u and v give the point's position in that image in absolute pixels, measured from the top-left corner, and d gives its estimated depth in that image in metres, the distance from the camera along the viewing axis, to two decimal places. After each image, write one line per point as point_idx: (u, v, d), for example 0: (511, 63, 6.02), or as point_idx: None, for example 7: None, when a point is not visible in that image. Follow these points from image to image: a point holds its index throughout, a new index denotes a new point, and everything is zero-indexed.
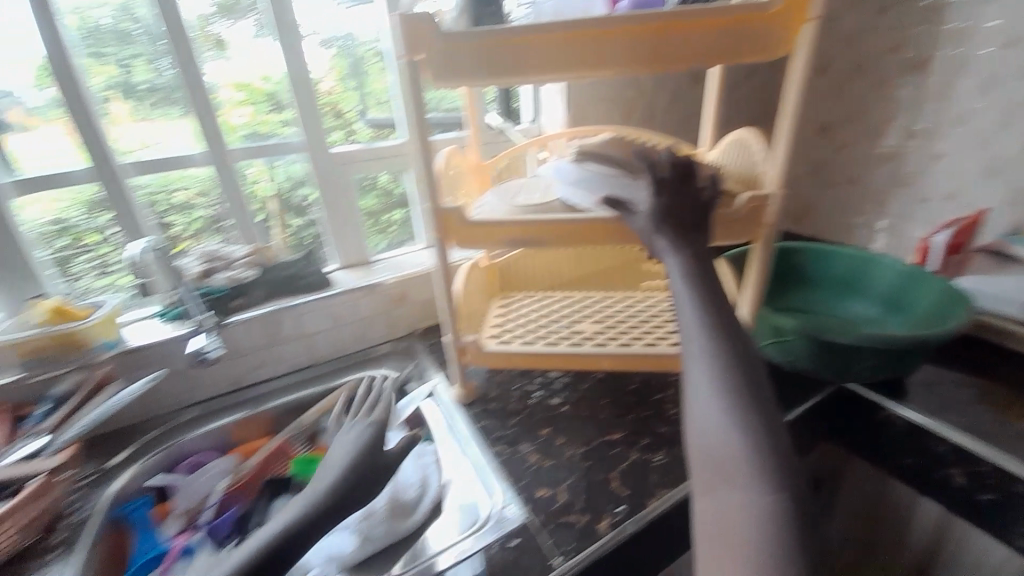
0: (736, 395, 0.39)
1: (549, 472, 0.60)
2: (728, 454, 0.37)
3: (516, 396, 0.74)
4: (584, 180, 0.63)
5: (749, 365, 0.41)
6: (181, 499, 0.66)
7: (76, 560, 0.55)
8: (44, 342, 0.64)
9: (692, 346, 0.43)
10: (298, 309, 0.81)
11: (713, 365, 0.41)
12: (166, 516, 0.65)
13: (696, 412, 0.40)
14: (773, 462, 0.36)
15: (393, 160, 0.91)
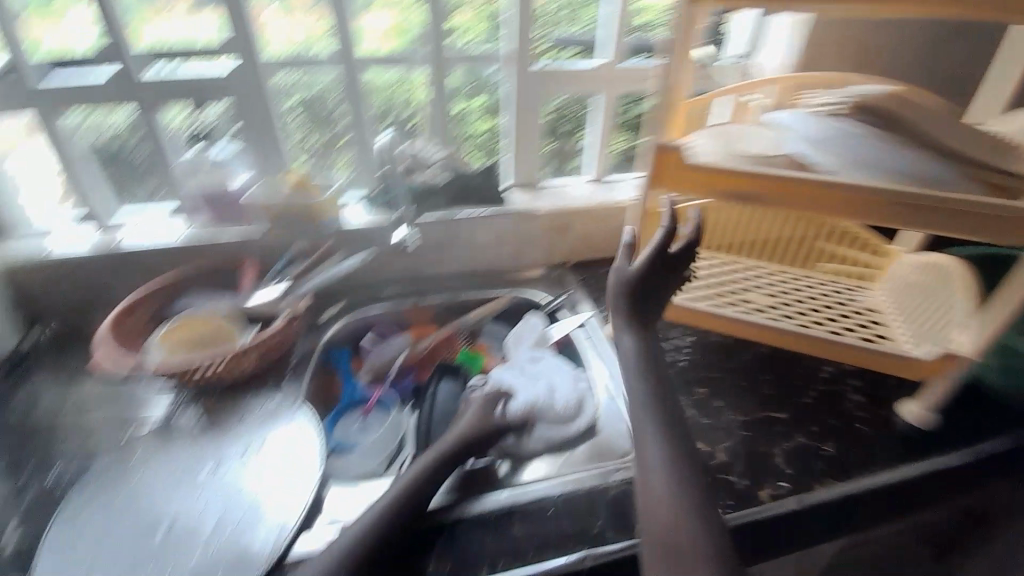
0: (681, 479, 0.47)
1: (708, 429, 0.62)
2: (674, 509, 0.45)
3: (671, 349, 0.75)
4: (826, 135, 0.59)
5: (685, 451, 0.50)
6: (371, 358, 0.79)
7: (303, 388, 0.70)
8: (291, 207, 0.77)
9: (641, 436, 0.51)
10: (477, 219, 0.88)
11: (663, 447, 0.49)
12: (360, 369, 0.79)
13: (645, 468, 0.49)
14: (717, 544, 0.43)
15: (584, 84, 0.91)
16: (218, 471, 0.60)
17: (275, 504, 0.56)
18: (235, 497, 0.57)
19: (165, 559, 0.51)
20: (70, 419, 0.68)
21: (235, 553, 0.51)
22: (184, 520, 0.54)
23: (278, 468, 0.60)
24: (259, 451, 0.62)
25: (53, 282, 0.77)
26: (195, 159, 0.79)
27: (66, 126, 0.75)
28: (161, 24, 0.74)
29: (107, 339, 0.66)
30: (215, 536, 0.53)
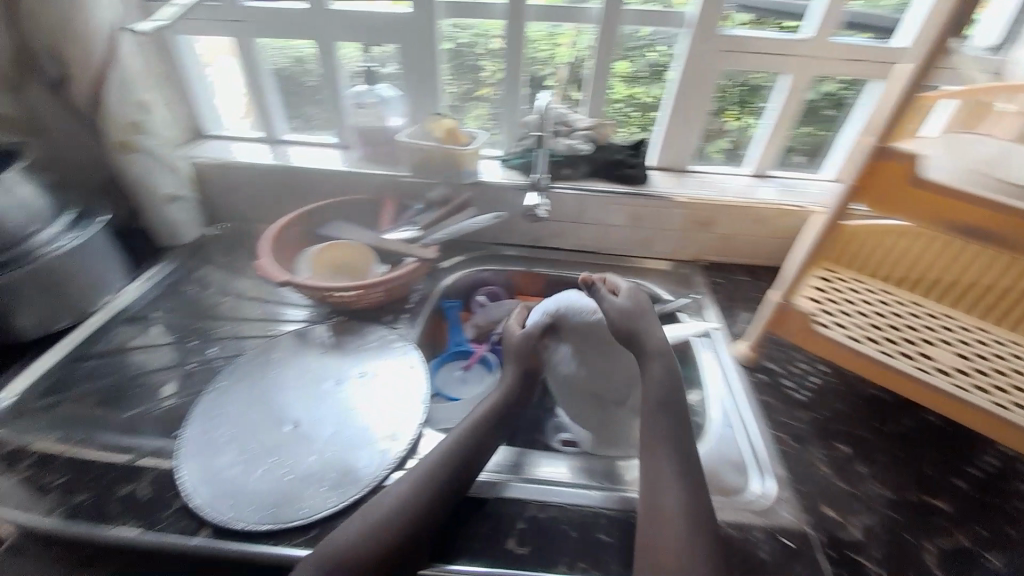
0: (693, 511, 0.45)
1: (842, 496, 0.53)
2: (677, 526, 0.44)
3: (810, 391, 0.65)
4: None
5: (695, 484, 0.48)
6: (480, 315, 0.81)
7: (417, 329, 0.74)
8: (435, 154, 0.80)
9: (658, 461, 0.50)
10: (610, 196, 0.82)
11: (677, 477, 0.48)
12: (468, 322, 0.82)
13: (651, 481, 0.48)
14: None
15: (772, 60, 0.78)
16: (338, 387, 0.66)
17: (381, 430, 0.60)
18: (348, 414, 0.62)
19: (289, 452, 0.57)
20: (229, 308, 0.79)
21: (344, 466, 0.56)
22: (305, 423, 0.61)
23: (385, 399, 0.64)
24: (372, 378, 0.67)
25: (229, 184, 0.88)
26: (362, 92, 0.82)
27: (258, 49, 0.85)
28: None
29: (268, 244, 0.73)
30: (329, 445, 0.58)
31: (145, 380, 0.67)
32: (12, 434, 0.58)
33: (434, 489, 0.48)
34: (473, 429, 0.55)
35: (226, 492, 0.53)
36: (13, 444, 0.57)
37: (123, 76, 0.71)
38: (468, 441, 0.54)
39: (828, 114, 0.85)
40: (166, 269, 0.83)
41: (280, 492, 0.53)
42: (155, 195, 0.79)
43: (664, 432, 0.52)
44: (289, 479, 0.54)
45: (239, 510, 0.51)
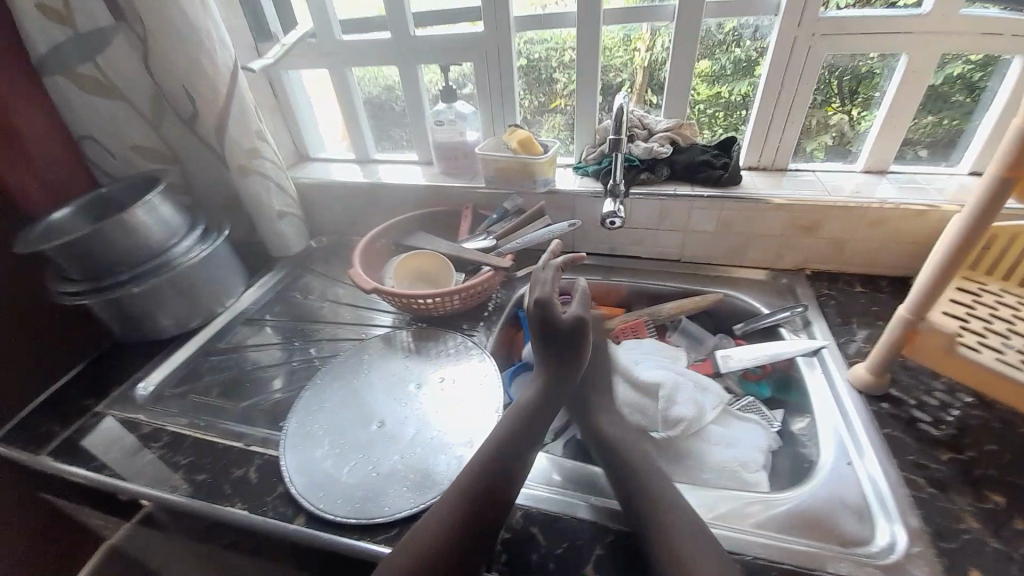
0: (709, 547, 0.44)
1: (1002, 562, 0.43)
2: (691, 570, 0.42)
3: (952, 427, 0.54)
4: None
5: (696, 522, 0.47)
6: None
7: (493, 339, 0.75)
8: (510, 165, 0.80)
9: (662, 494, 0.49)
10: (694, 200, 0.76)
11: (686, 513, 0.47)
12: None
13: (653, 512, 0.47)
14: None
15: (889, 39, 0.68)
16: (417, 391, 0.68)
17: (458, 435, 0.61)
18: (427, 417, 0.64)
19: (373, 450, 0.60)
20: (327, 312, 0.86)
21: (423, 468, 0.57)
22: (387, 423, 0.64)
23: (462, 403, 0.65)
24: (449, 384, 0.68)
25: (327, 200, 0.97)
26: (443, 111, 0.85)
27: (351, 77, 0.92)
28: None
29: (358, 255, 0.79)
30: (410, 446, 0.60)
31: (257, 374, 0.75)
32: (151, 418, 0.68)
33: (472, 496, 0.47)
34: (515, 427, 0.54)
35: (318, 483, 0.56)
36: (153, 426, 0.67)
37: (240, 106, 0.79)
38: (512, 438, 0.53)
39: (965, 95, 0.72)
40: (276, 277, 0.92)
41: (364, 488, 0.56)
42: (269, 212, 0.88)
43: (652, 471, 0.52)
44: (373, 475, 0.57)
45: (328, 502, 0.54)
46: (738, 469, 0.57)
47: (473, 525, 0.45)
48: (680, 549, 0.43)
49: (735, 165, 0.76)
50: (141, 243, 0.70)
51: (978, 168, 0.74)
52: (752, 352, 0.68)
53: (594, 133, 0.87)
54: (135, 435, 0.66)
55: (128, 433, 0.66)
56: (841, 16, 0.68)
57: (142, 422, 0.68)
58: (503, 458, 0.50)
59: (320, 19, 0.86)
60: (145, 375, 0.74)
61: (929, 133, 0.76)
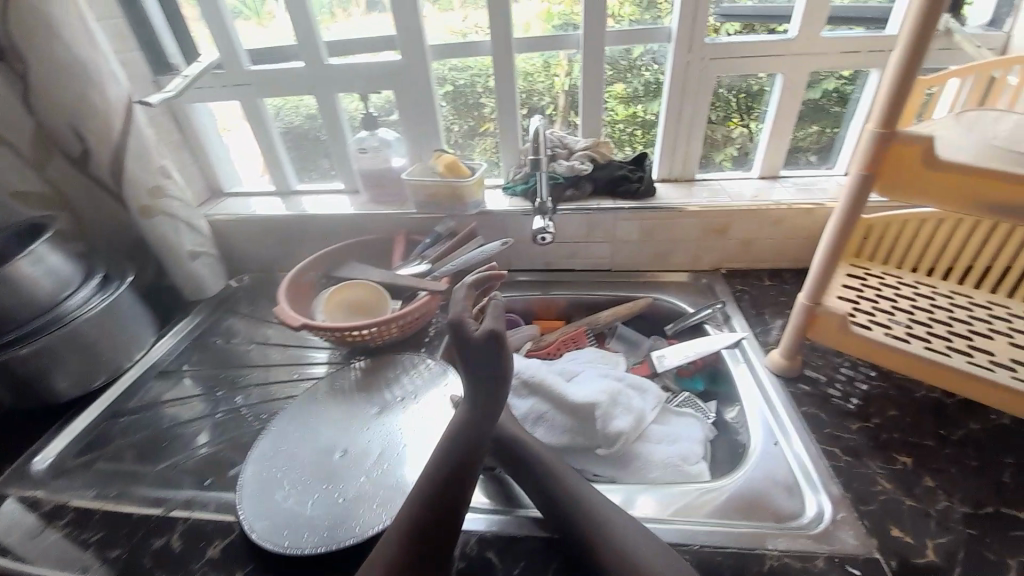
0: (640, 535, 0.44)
1: (910, 514, 0.48)
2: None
3: (856, 398, 0.60)
4: None
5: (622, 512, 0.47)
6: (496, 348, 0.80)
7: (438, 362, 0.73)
8: (439, 189, 0.81)
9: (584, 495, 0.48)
10: (617, 212, 0.81)
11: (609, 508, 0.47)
12: None
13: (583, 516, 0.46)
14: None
15: (765, 61, 0.77)
16: (378, 412, 0.66)
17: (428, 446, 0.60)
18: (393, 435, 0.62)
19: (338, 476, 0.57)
20: (256, 354, 0.80)
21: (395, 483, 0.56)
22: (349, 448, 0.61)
23: (427, 417, 0.64)
24: (410, 401, 0.67)
25: (246, 235, 0.92)
26: (365, 138, 0.85)
27: (265, 108, 0.89)
28: (340, 20, 0.82)
29: (282, 292, 0.74)
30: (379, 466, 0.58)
31: (178, 431, 0.68)
32: (55, 492, 0.59)
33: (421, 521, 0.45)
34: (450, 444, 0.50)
35: (282, 521, 0.52)
36: (56, 502, 0.58)
37: (141, 143, 0.74)
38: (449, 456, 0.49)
39: (831, 108, 0.83)
40: (195, 322, 0.85)
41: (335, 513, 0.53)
42: (181, 253, 0.81)
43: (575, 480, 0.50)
44: (340, 502, 0.54)
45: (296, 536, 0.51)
46: (680, 462, 0.60)
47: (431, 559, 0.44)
48: (631, 549, 0.43)
49: (650, 178, 0.82)
50: (27, 298, 0.63)
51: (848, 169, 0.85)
52: (683, 351, 0.72)
53: (518, 154, 0.90)
54: (33, 515, 0.57)
55: (24, 515, 0.57)
56: (724, 42, 0.76)
57: (41, 500, 0.59)
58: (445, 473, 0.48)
59: (226, 51, 0.83)
60: (41, 447, 0.64)
61: (807, 142, 0.86)
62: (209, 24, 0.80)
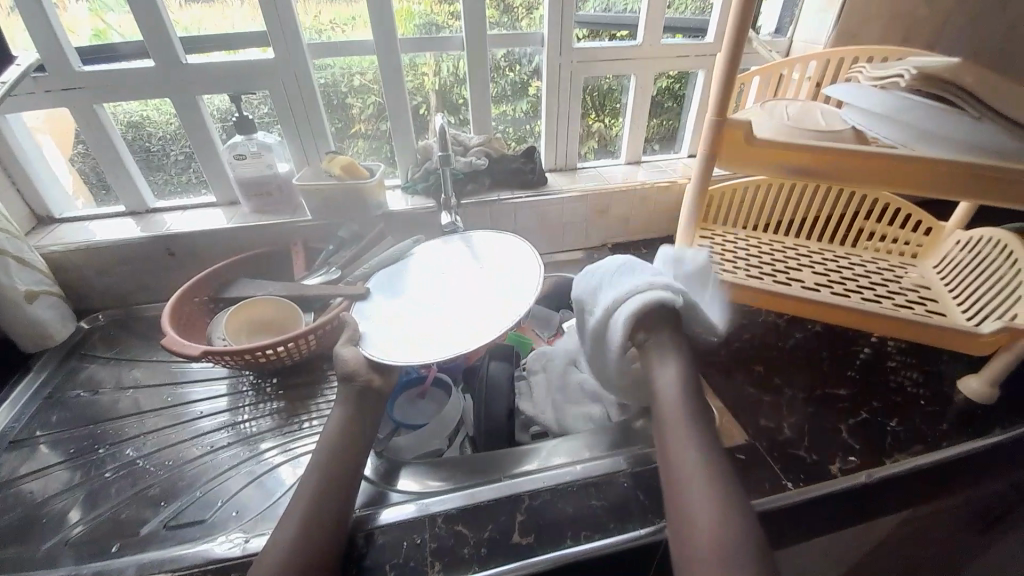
0: (710, 445, 0.45)
1: (770, 407, 0.63)
2: (715, 547, 0.38)
3: (723, 330, 0.76)
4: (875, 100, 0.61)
5: (706, 425, 0.47)
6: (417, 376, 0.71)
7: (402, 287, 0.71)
8: (339, 193, 0.78)
9: (672, 418, 0.48)
10: (516, 203, 0.88)
11: (691, 422, 0.47)
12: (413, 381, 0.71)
13: (664, 435, 0.47)
14: (731, 497, 0.41)
15: (624, 62, 0.90)
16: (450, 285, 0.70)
17: (516, 276, 0.68)
18: (483, 284, 0.68)
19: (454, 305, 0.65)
20: (132, 402, 0.69)
21: (508, 298, 0.64)
22: (445, 300, 0.67)
23: (509, 263, 0.71)
24: (472, 271, 0.72)
25: (98, 267, 0.78)
26: (241, 142, 0.78)
27: (106, 114, 0.76)
28: (185, 14, 0.74)
29: (168, 319, 0.66)
30: (491, 298, 0.65)
31: (50, 506, 0.56)
32: None
33: (335, 515, 0.47)
34: (342, 450, 0.52)
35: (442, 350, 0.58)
36: None
37: None
38: (343, 456, 0.51)
39: (674, 103, 1.01)
40: (37, 378, 0.69)
41: (458, 329, 0.61)
42: (13, 297, 0.66)
43: (686, 426, 0.47)
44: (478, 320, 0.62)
45: (428, 355, 0.57)
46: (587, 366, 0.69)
47: (331, 554, 0.44)
48: (683, 460, 0.44)
49: (540, 168, 0.91)
50: None
51: (690, 152, 1.05)
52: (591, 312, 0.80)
53: (414, 154, 0.91)
54: None
55: None
56: (592, 48, 0.87)
57: None
58: (352, 473, 0.50)
59: (46, 47, 0.69)
60: None
61: (657, 131, 1.03)
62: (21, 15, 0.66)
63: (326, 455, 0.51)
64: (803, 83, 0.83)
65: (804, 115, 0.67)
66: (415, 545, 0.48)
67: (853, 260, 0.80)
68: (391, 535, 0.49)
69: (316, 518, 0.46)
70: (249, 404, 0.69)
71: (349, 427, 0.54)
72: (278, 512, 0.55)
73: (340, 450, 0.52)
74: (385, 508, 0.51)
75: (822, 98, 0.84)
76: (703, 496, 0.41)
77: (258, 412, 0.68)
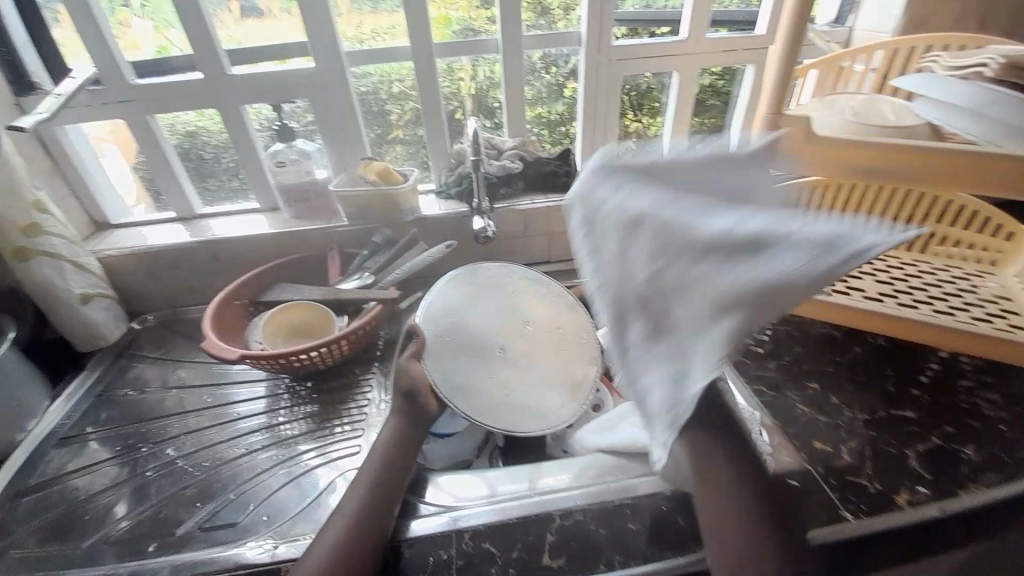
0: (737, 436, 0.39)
1: (827, 428, 0.58)
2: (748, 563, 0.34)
3: (774, 343, 0.70)
4: (950, 90, 0.55)
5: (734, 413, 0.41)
6: None
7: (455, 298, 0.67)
8: (374, 198, 0.79)
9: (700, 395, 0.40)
10: (551, 206, 0.86)
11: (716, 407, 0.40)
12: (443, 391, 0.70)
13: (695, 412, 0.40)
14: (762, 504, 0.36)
15: (667, 59, 0.86)
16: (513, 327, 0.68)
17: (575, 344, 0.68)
18: (545, 339, 0.68)
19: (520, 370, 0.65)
20: (175, 401, 0.71)
21: (565, 373, 0.66)
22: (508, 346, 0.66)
23: (567, 318, 0.70)
24: (534, 314, 0.69)
25: (148, 270, 0.81)
26: (281, 150, 0.80)
27: (158, 125, 0.80)
28: (231, 27, 0.76)
29: (209, 323, 0.68)
30: (549, 365, 0.66)
31: (97, 502, 0.58)
32: None
33: (368, 526, 0.46)
34: (383, 462, 0.52)
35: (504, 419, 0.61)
36: None
37: (9, 174, 0.63)
38: (384, 469, 0.52)
39: (720, 102, 0.96)
40: (90, 376, 0.73)
41: (508, 403, 0.62)
42: (69, 298, 0.70)
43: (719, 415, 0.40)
44: (537, 389, 0.64)
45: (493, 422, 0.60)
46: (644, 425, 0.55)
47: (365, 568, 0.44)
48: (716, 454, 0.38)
49: (576, 171, 0.88)
50: None
51: None
52: None
53: (448, 158, 0.91)
54: None
55: None
56: (632, 46, 0.84)
57: None
58: (393, 486, 0.51)
59: (103, 61, 0.72)
60: None
61: (701, 130, 0.98)
62: (82, 33, 0.70)
63: (369, 466, 0.52)
64: (867, 74, 0.77)
65: (867, 108, 0.61)
66: (440, 560, 0.47)
67: (924, 268, 0.72)
68: (416, 549, 0.48)
69: (353, 529, 0.46)
70: (284, 406, 0.70)
71: (394, 442, 0.54)
72: (313, 518, 0.55)
73: (381, 463, 0.52)
74: (417, 519, 0.50)
75: (889, 92, 0.77)
76: (732, 501, 0.36)
77: (292, 414, 0.68)
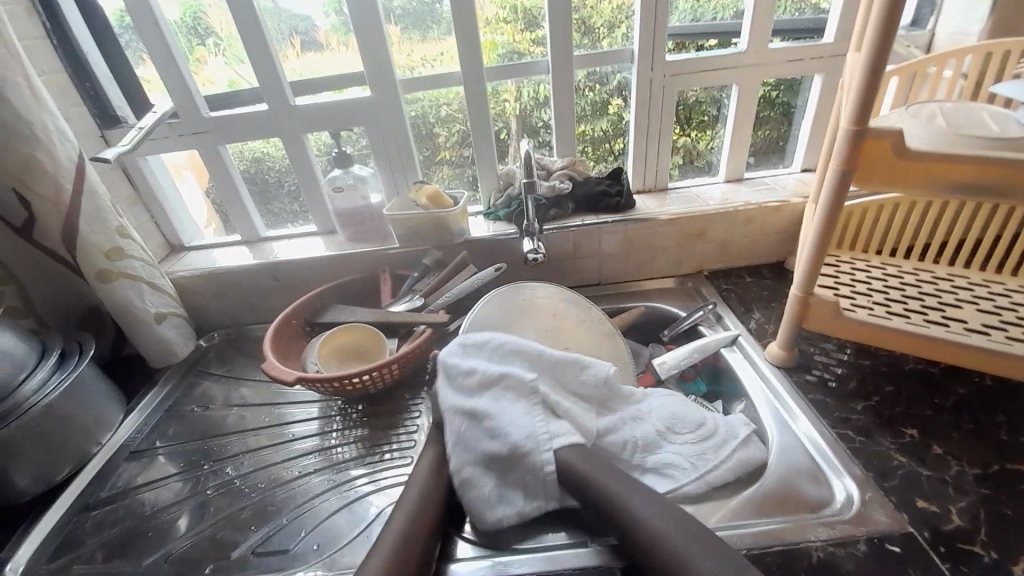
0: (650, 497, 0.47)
1: (927, 483, 0.50)
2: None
3: (857, 379, 0.63)
4: None
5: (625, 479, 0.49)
6: None
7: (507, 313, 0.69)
8: (424, 220, 0.80)
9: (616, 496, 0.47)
10: (604, 226, 0.83)
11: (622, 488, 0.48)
12: None
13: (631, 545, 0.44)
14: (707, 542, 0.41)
15: (725, 72, 0.82)
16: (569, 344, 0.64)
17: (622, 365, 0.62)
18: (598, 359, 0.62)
19: (561, 372, 0.59)
20: (235, 419, 0.74)
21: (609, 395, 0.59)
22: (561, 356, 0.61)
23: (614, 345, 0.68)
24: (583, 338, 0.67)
25: (215, 291, 0.86)
26: (339, 176, 0.84)
27: (228, 154, 0.85)
28: (293, 61, 0.81)
29: (269, 344, 0.71)
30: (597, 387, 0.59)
31: (162, 517, 0.61)
32: None
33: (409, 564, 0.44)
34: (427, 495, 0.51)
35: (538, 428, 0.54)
36: None
37: (95, 205, 0.68)
38: (427, 501, 0.50)
39: (782, 114, 0.90)
40: (161, 392, 0.78)
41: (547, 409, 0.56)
42: (145, 318, 0.75)
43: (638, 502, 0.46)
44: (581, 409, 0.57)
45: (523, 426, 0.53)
46: (665, 428, 0.58)
47: None
48: (654, 527, 0.44)
49: (628, 191, 0.85)
50: None
51: (803, 166, 0.92)
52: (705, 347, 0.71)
53: (497, 179, 0.91)
54: None
55: None
56: (686, 61, 0.81)
57: None
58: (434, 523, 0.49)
59: (181, 97, 0.78)
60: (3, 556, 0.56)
61: (762, 144, 0.93)
62: (164, 74, 0.76)
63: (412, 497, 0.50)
64: (958, 81, 0.70)
65: (963, 117, 0.55)
66: None
67: None
68: None
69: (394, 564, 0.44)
70: (335, 429, 0.70)
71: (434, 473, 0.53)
72: (357, 551, 0.54)
73: (424, 495, 0.51)
74: (455, 562, 0.49)
75: (985, 98, 0.69)
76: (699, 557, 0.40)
77: (343, 438, 0.69)
